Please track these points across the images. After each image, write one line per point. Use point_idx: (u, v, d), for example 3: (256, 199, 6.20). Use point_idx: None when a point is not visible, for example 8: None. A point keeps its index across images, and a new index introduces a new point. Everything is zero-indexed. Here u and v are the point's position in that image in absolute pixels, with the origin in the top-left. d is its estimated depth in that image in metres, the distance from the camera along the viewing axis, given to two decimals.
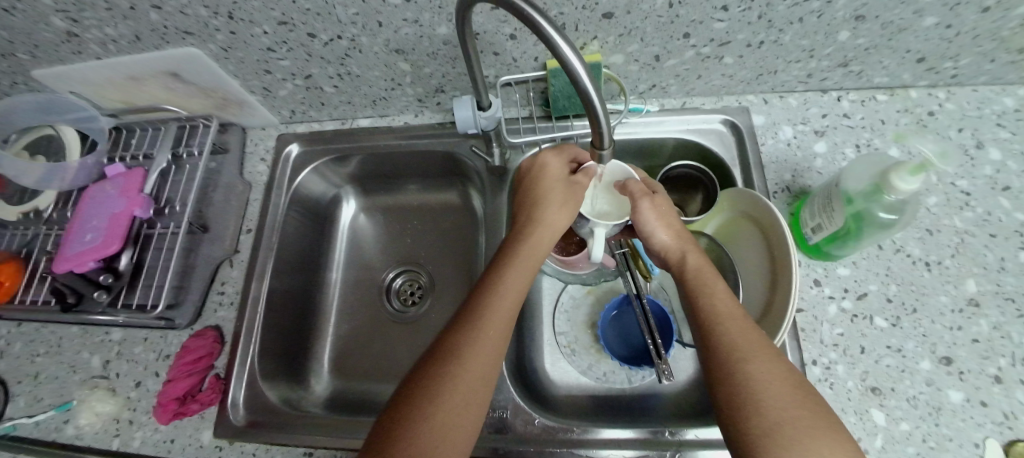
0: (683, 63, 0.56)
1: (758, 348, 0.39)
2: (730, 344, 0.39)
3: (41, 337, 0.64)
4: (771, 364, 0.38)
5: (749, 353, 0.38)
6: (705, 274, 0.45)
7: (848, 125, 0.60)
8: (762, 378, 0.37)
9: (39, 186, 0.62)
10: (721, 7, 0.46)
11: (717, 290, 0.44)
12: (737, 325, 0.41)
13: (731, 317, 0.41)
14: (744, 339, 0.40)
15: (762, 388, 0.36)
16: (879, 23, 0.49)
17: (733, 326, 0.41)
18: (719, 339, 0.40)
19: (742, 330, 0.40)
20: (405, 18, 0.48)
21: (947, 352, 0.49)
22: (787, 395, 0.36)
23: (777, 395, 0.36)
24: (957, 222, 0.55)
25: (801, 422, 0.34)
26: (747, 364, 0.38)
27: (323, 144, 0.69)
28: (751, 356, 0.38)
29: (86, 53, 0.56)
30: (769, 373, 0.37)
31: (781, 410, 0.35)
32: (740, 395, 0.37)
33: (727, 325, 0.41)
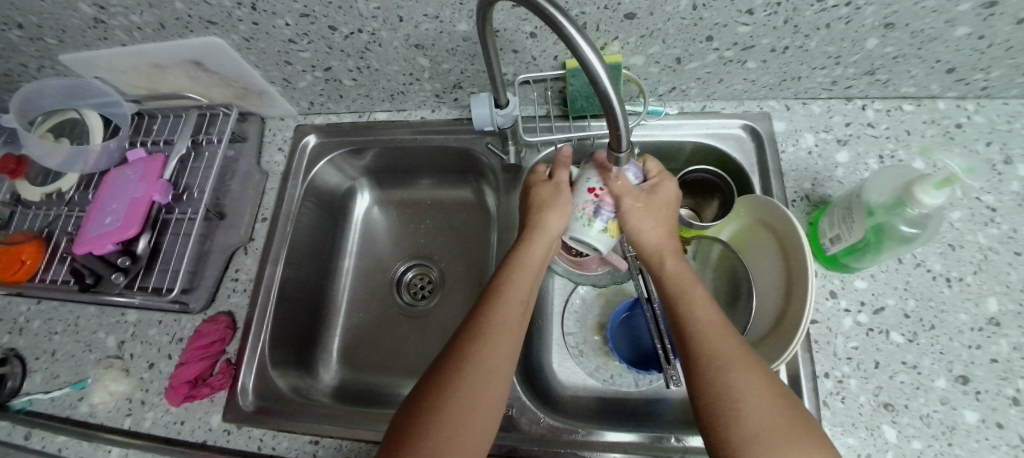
0: (704, 66, 0.55)
1: (737, 357, 0.39)
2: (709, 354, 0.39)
3: (59, 316, 0.66)
4: (750, 373, 0.38)
5: (726, 363, 0.38)
6: (684, 279, 0.45)
7: (871, 135, 0.59)
8: (740, 389, 0.37)
9: (61, 169, 0.64)
10: (747, 11, 0.46)
11: (694, 296, 0.44)
12: (714, 333, 0.40)
13: (710, 326, 0.41)
14: (724, 349, 0.39)
15: (740, 399, 0.36)
16: (909, 31, 0.47)
17: (711, 336, 0.40)
18: (698, 350, 0.40)
19: (721, 340, 0.40)
20: (426, 13, 0.47)
21: (964, 371, 0.48)
22: (766, 406, 0.36)
23: (756, 403, 0.36)
24: (981, 238, 0.54)
25: (778, 434, 0.34)
26: (724, 375, 0.37)
27: (339, 136, 0.70)
28: (728, 366, 0.38)
29: (112, 39, 0.57)
30: (749, 383, 0.37)
31: (758, 422, 0.35)
32: (719, 407, 0.36)
33: (705, 335, 0.40)
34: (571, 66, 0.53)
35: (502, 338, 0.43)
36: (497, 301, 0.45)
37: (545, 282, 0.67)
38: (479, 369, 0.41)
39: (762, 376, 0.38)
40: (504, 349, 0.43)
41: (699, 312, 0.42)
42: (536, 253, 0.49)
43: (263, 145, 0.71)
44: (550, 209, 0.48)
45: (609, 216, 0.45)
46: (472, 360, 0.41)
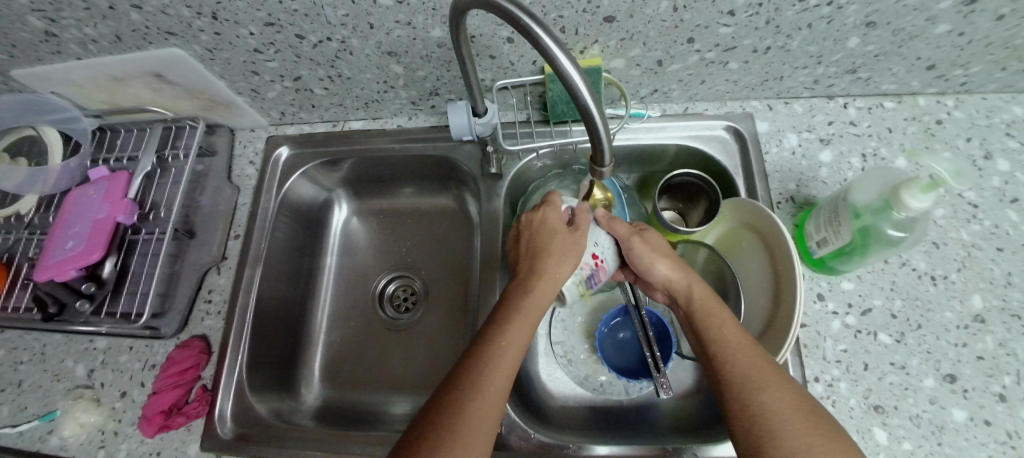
0: (686, 67, 0.54)
1: (764, 368, 0.39)
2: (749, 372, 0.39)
3: (24, 344, 0.62)
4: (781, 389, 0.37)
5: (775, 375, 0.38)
6: (711, 303, 0.46)
7: (853, 134, 0.59)
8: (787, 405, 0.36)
9: (19, 190, 0.60)
10: (728, 12, 0.45)
11: (723, 320, 0.44)
12: (747, 353, 0.40)
13: (741, 346, 0.41)
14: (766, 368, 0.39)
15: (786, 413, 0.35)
16: (890, 30, 0.47)
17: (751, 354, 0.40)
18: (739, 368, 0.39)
19: (752, 356, 0.40)
20: (397, 20, 0.45)
21: (951, 369, 0.48)
22: (800, 421, 0.35)
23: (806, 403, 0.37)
24: (964, 235, 0.54)
25: (818, 449, 0.33)
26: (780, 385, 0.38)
27: (313, 147, 0.67)
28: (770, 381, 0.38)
29: (66, 53, 0.53)
30: (780, 397, 0.37)
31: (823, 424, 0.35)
32: (749, 421, 0.36)
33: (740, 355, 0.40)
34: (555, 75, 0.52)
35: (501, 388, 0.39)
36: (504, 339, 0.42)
37: None
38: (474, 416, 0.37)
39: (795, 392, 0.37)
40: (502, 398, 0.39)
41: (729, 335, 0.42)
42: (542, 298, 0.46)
43: (234, 158, 0.68)
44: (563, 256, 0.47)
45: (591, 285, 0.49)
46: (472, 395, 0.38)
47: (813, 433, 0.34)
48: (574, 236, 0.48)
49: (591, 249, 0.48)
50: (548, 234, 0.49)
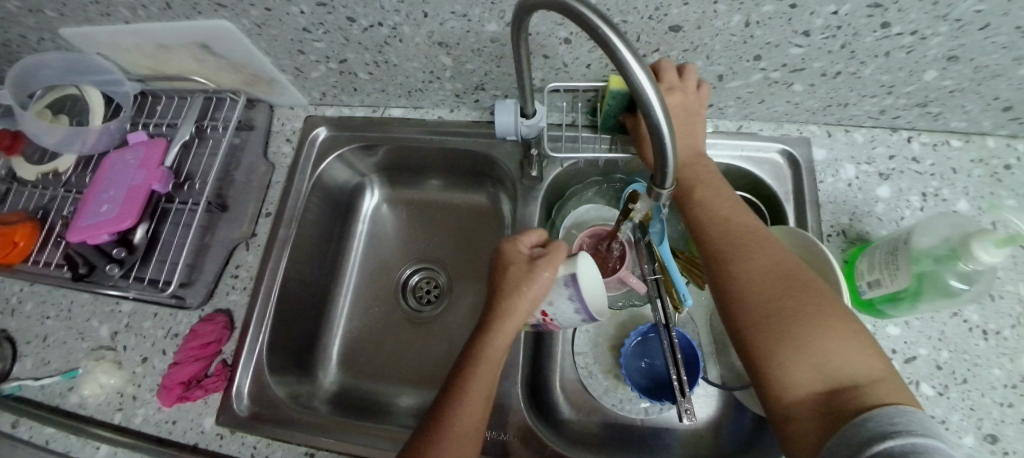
0: (747, 85, 0.52)
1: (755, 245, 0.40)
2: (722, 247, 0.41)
3: (52, 300, 0.63)
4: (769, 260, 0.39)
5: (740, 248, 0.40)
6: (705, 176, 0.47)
7: (915, 171, 0.56)
8: (750, 271, 0.39)
9: (58, 148, 0.60)
10: (803, 32, 0.42)
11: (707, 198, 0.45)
12: (738, 232, 0.42)
13: (719, 221, 0.43)
14: (738, 239, 0.41)
15: (749, 276, 0.38)
16: (972, 66, 0.44)
17: (724, 227, 0.42)
18: (711, 243, 0.42)
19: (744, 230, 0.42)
20: (453, 11, 0.44)
21: (994, 429, 0.45)
22: (788, 294, 0.36)
23: (771, 263, 0.39)
24: (1023, 290, 0.51)
25: (785, 307, 0.36)
26: (745, 252, 0.40)
27: (350, 131, 0.66)
28: (736, 251, 0.40)
29: (115, 16, 0.53)
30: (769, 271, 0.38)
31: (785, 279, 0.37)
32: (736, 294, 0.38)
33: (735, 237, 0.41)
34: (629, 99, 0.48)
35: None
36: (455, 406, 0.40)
37: None
38: None
39: (776, 255, 0.39)
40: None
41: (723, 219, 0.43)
42: (497, 348, 0.42)
43: (271, 135, 0.68)
44: (517, 299, 0.42)
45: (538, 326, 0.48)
46: None
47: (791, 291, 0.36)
48: (534, 265, 0.43)
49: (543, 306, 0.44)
50: (506, 272, 0.44)
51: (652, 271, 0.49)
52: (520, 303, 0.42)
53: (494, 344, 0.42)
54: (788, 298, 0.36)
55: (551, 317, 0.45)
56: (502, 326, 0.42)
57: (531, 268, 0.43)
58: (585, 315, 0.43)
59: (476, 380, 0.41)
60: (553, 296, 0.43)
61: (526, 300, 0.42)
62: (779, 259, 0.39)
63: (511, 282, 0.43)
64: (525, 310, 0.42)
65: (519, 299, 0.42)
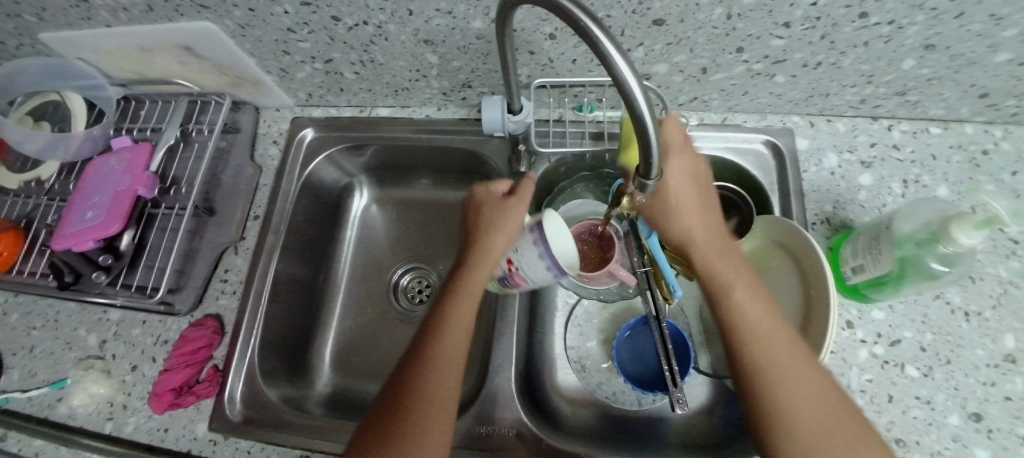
0: (730, 77, 0.52)
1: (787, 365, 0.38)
2: (761, 367, 0.38)
3: (38, 310, 0.62)
4: (804, 385, 0.37)
5: (783, 374, 0.38)
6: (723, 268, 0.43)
7: (896, 158, 0.57)
8: (794, 403, 0.37)
9: (40, 155, 0.59)
10: (783, 23, 0.43)
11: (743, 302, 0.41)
12: (782, 354, 0.38)
13: (760, 333, 0.39)
14: (781, 360, 0.38)
15: (795, 412, 0.36)
16: (949, 54, 0.45)
17: (767, 344, 0.39)
18: (750, 359, 0.39)
19: (774, 343, 0.39)
20: (438, 8, 0.44)
21: (978, 408, 0.47)
22: (831, 437, 0.36)
23: (812, 395, 0.37)
24: (1002, 271, 0.52)
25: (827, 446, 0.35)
26: (789, 380, 0.37)
27: (338, 131, 0.66)
28: (781, 380, 0.37)
29: (95, 19, 0.52)
30: (806, 403, 0.37)
31: (825, 415, 0.36)
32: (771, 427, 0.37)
33: (770, 359, 0.38)
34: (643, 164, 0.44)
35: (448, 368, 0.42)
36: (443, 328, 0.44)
37: (549, 293, 0.65)
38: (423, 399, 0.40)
39: (818, 383, 0.38)
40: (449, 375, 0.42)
41: (757, 337, 0.39)
42: (479, 275, 0.45)
43: (257, 137, 0.67)
44: (496, 232, 0.45)
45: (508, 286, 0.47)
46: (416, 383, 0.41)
47: (831, 425, 0.36)
48: (507, 205, 0.47)
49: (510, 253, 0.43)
50: (483, 212, 0.48)
51: (641, 263, 0.51)
52: (498, 236, 0.45)
53: (475, 272, 0.45)
54: (835, 444, 0.35)
55: (516, 267, 0.43)
56: (482, 257, 0.45)
57: (507, 207, 0.47)
58: (554, 271, 0.41)
59: (461, 303, 0.45)
60: (520, 244, 0.42)
61: (503, 234, 0.45)
62: (819, 384, 0.38)
63: (488, 219, 0.47)
64: (501, 244, 0.45)
65: (494, 236, 0.45)
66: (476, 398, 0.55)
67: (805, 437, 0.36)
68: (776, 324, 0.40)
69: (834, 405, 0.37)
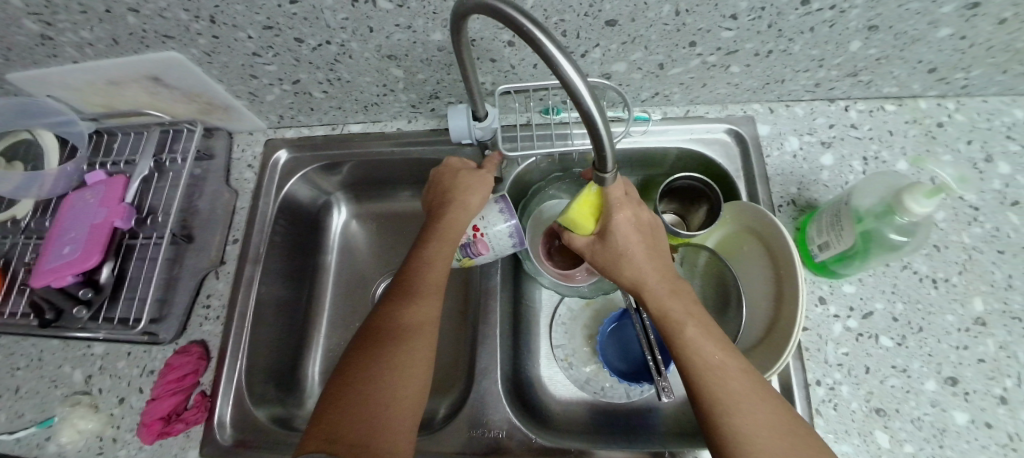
0: (688, 71, 0.54)
1: (744, 406, 0.37)
2: (716, 397, 0.37)
3: (21, 350, 0.62)
4: (763, 423, 0.36)
5: (736, 403, 0.37)
6: (672, 312, 0.42)
7: (854, 137, 0.58)
8: (750, 433, 0.36)
9: (14, 194, 0.59)
10: (731, 15, 0.44)
11: (694, 337, 0.40)
12: (736, 385, 0.38)
13: (712, 366, 0.39)
14: (734, 389, 0.37)
15: (751, 440, 0.35)
16: (892, 33, 0.47)
17: (719, 376, 0.38)
18: (704, 392, 0.38)
19: (731, 384, 0.38)
20: (397, 23, 0.45)
21: (953, 372, 0.48)
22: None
23: (768, 423, 0.36)
24: (965, 238, 0.53)
25: None
26: (741, 407, 0.37)
27: (312, 150, 0.66)
28: (733, 409, 0.37)
29: (62, 56, 0.53)
30: (772, 446, 0.35)
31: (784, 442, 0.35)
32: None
33: (728, 404, 0.37)
34: (595, 226, 0.45)
35: (431, 303, 0.47)
36: (425, 269, 0.48)
37: (531, 294, 0.66)
38: (410, 329, 0.44)
39: (772, 410, 0.37)
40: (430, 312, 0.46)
41: (713, 381, 0.38)
42: (457, 227, 0.51)
43: (232, 162, 0.68)
44: (471, 191, 0.52)
45: (467, 254, 0.54)
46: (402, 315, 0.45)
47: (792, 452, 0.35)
48: (479, 173, 0.54)
49: (476, 221, 0.52)
50: (455, 175, 0.54)
51: None
52: (472, 195, 0.52)
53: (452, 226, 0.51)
54: None
55: (483, 233, 0.52)
56: (459, 209, 0.51)
57: (479, 174, 0.54)
58: (514, 238, 0.53)
59: (441, 249, 0.49)
60: (486, 212, 0.52)
61: (476, 193, 0.52)
62: (774, 411, 0.37)
63: (462, 181, 0.53)
64: (476, 205, 0.52)
65: (470, 195, 0.52)
66: (465, 403, 0.56)
67: None
68: (728, 356, 0.40)
69: (796, 433, 0.36)
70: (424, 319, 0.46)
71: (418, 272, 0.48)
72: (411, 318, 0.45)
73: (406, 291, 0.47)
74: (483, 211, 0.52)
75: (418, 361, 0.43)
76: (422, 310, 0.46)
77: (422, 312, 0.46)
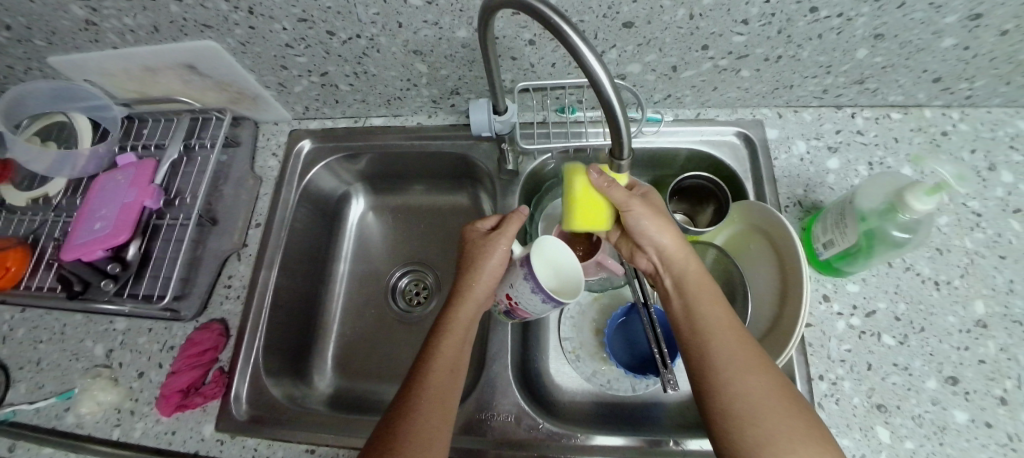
0: (699, 74, 0.56)
1: (753, 369, 0.39)
2: (726, 355, 0.40)
3: (44, 324, 0.64)
4: (766, 388, 0.38)
5: (743, 365, 0.39)
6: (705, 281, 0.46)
7: (861, 142, 0.60)
8: (752, 390, 0.38)
9: (48, 173, 0.62)
10: (742, 21, 0.47)
11: (708, 303, 0.44)
12: (743, 349, 0.40)
13: (722, 329, 0.42)
14: (742, 353, 0.40)
15: (751, 394, 0.38)
16: (898, 42, 0.49)
17: (729, 339, 0.41)
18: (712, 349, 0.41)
19: (745, 347, 0.40)
20: (425, 19, 0.48)
21: (954, 372, 0.49)
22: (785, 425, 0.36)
23: (770, 388, 0.38)
24: (968, 242, 0.55)
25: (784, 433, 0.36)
26: (746, 369, 0.39)
27: (335, 141, 0.69)
28: (738, 367, 0.39)
29: (103, 41, 0.56)
30: (770, 408, 0.37)
31: (780, 407, 0.37)
32: (724, 421, 0.38)
33: (736, 363, 0.39)
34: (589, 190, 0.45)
35: (443, 388, 0.43)
36: (440, 350, 0.45)
37: None
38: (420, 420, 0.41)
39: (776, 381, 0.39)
40: (442, 399, 0.43)
41: (723, 342, 0.41)
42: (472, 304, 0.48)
43: (257, 150, 0.70)
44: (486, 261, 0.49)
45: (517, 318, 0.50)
46: (414, 404, 0.42)
47: (790, 420, 0.36)
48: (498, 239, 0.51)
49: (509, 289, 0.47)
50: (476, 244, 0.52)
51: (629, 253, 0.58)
52: (489, 266, 0.49)
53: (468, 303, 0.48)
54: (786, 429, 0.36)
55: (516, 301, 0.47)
56: (475, 283, 0.49)
57: (498, 240, 0.50)
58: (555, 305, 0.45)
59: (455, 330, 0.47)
60: (514, 280, 0.46)
61: (495, 263, 0.49)
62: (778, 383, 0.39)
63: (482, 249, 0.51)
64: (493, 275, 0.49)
65: (486, 259, 0.49)
66: (474, 390, 0.57)
67: (761, 420, 0.36)
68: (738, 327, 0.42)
69: (796, 405, 0.38)
70: (439, 403, 0.42)
71: (433, 354, 0.45)
72: (422, 407, 0.42)
73: (418, 379, 0.44)
74: (511, 278, 0.47)
75: (429, 443, 0.40)
76: (433, 396, 0.43)
77: (434, 397, 0.43)
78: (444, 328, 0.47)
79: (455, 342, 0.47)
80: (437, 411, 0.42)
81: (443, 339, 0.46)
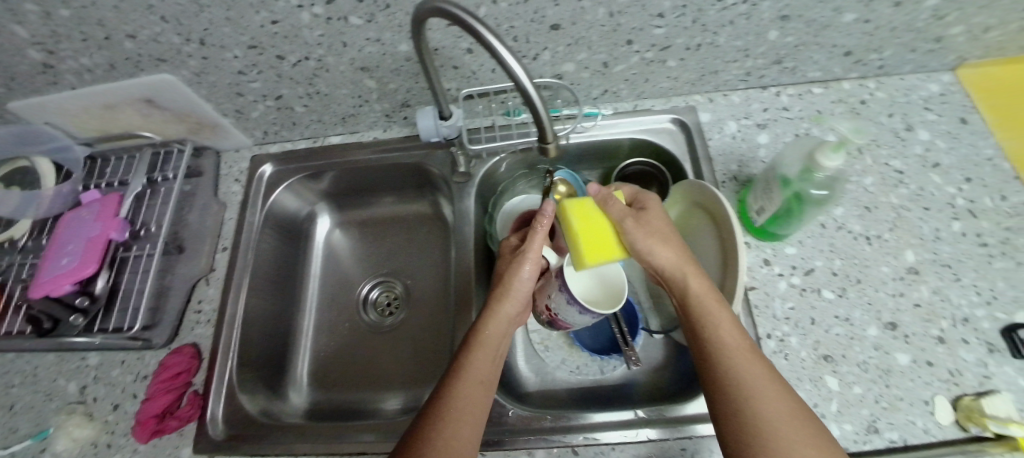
0: (630, 67, 0.60)
1: (766, 391, 0.40)
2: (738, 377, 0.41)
3: (16, 367, 0.64)
4: (778, 409, 0.39)
5: (755, 386, 0.40)
6: (710, 300, 0.45)
7: (787, 117, 0.65)
8: (765, 413, 0.39)
9: (14, 215, 0.63)
10: (658, 14, 0.51)
11: (721, 321, 0.44)
12: (755, 370, 0.41)
13: (735, 349, 0.43)
14: (753, 373, 0.41)
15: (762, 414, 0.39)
16: (803, 21, 0.54)
17: (741, 359, 0.42)
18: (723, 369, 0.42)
19: (752, 371, 0.41)
20: (367, 37, 0.51)
21: (892, 318, 0.52)
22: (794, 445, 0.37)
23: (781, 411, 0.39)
24: (893, 198, 0.59)
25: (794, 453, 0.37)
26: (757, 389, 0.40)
27: (298, 162, 0.71)
28: (748, 388, 0.40)
29: (61, 83, 0.58)
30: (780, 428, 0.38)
31: (791, 428, 0.38)
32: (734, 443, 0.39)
33: (749, 383, 0.41)
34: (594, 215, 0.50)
35: (471, 402, 0.44)
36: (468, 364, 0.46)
37: None
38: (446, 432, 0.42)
39: (787, 403, 0.40)
40: (470, 412, 0.44)
41: (738, 363, 0.42)
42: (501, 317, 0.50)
43: (220, 178, 0.72)
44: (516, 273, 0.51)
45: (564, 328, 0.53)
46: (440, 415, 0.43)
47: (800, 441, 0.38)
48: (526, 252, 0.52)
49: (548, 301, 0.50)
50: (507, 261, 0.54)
51: None
52: (520, 278, 0.51)
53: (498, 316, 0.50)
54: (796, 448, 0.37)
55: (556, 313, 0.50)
56: (506, 296, 0.51)
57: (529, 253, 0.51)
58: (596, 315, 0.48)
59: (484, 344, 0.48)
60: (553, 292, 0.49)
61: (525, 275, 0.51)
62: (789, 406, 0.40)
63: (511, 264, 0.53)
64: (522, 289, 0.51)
65: (518, 271, 0.51)
66: None
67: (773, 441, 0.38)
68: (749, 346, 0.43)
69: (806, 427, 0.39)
70: (465, 418, 0.43)
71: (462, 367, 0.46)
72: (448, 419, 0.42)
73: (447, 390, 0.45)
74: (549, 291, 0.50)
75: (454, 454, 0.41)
76: (461, 410, 0.43)
77: (459, 410, 0.43)
78: (475, 340, 0.48)
79: (487, 355, 0.47)
80: (464, 425, 0.43)
81: (473, 351, 0.47)
